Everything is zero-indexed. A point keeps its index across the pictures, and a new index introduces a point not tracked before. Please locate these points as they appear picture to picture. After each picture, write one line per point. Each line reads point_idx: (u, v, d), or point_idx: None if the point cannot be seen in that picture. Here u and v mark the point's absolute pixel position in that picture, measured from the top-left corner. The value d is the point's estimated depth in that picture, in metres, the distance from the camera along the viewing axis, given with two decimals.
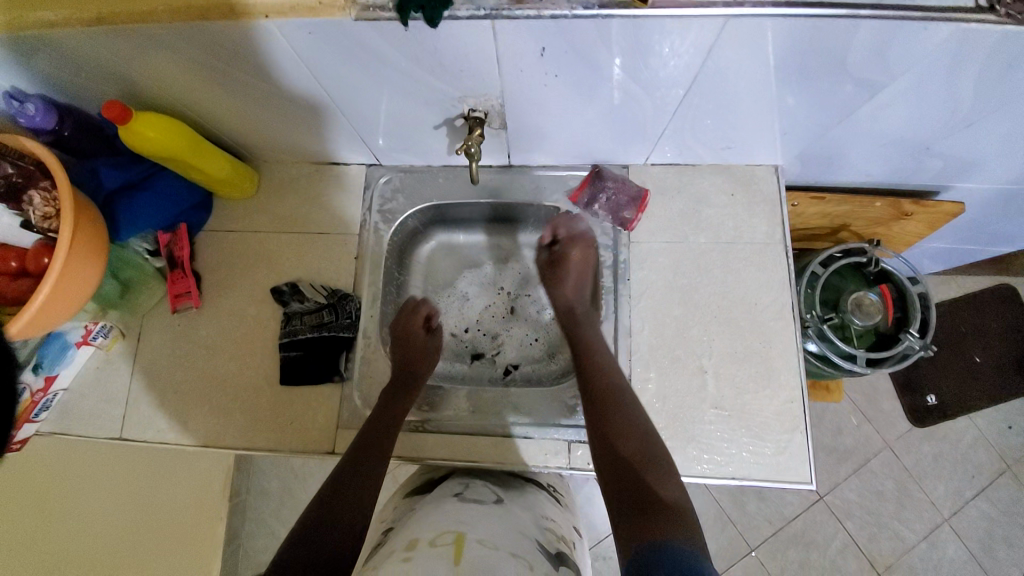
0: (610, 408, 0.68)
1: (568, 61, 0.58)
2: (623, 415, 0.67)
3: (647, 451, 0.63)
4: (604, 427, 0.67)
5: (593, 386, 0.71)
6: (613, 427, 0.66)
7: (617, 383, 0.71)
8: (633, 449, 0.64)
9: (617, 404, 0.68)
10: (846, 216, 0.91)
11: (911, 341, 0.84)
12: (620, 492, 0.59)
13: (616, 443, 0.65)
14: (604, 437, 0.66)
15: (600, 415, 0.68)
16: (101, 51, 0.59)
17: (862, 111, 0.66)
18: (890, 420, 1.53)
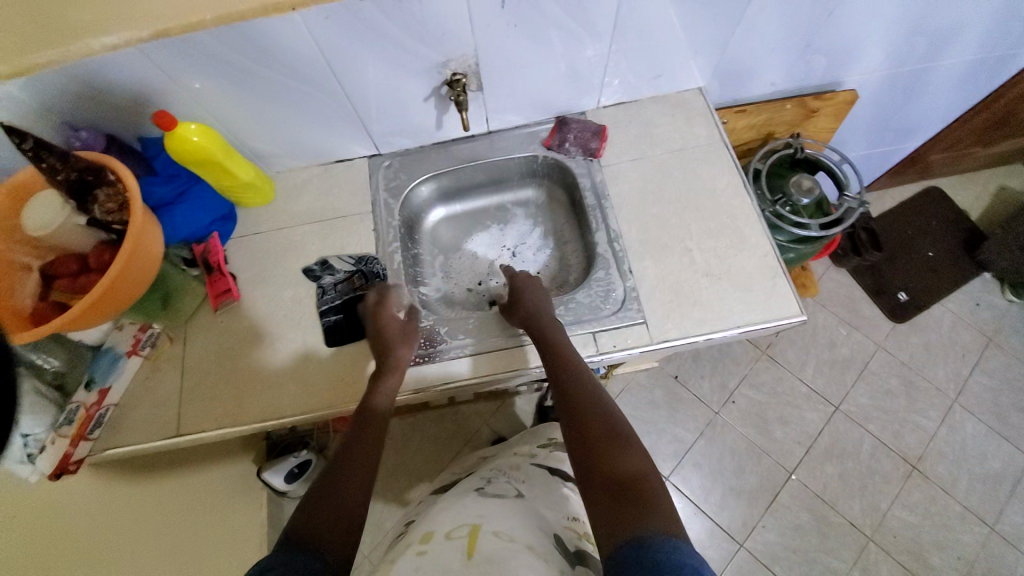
0: (580, 403, 0.73)
1: (523, 11, 0.75)
2: (593, 409, 0.72)
3: (619, 438, 0.67)
4: (575, 427, 0.70)
5: (561, 388, 0.75)
6: (584, 421, 0.70)
7: (583, 380, 0.75)
8: (606, 438, 0.67)
9: (585, 401, 0.73)
10: (768, 122, 1.10)
11: (849, 201, 1.01)
12: (593, 487, 0.62)
13: (589, 436, 0.68)
14: (577, 430, 0.70)
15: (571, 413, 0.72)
16: (151, 66, 0.73)
17: (749, 17, 0.85)
18: (874, 323, 1.65)
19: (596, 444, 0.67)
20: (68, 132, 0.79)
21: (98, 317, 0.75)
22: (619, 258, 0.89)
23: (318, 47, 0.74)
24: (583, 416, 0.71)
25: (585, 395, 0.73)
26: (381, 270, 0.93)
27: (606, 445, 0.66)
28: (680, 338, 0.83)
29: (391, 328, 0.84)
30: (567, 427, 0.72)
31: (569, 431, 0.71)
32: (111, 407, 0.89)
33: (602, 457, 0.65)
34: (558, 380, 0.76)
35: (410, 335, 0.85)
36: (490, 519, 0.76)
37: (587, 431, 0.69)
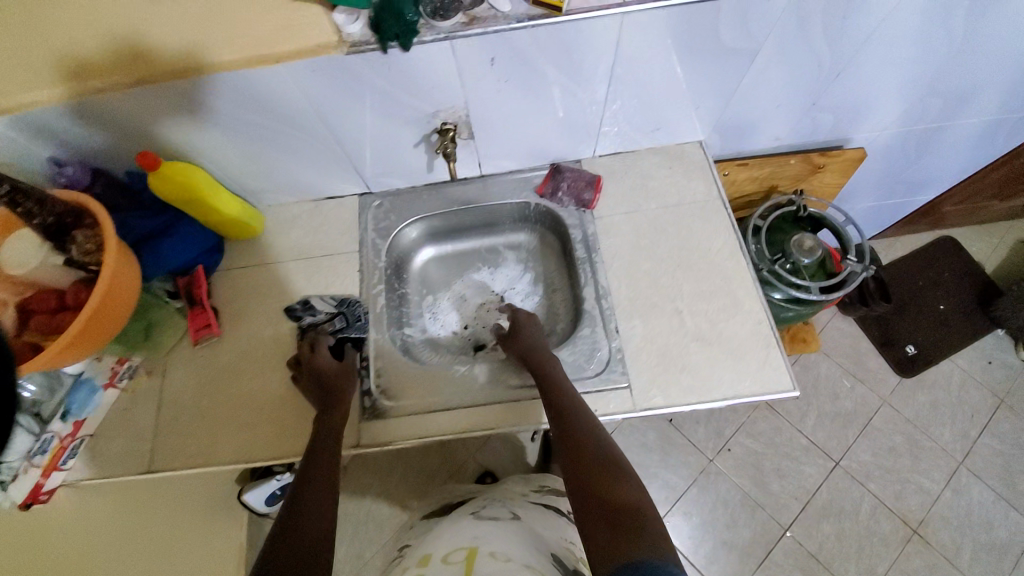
0: (575, 429, 0.73)
1: (515, 67, 0.73)
2: (588, 435, 0.72)
3: (613, 466, 0.69)
4: (571, 455, 0.71)
5: (556, 414, 0.75)
6: (580, 448, 0.71)
7: (579, 405, 0.76)
8: (602, 467, 0.69)
9: (581, 427, 0.73)
10: (772, 177, 1.07)
11: (852, 265, 0.98)
12: (589, 515, 0.64)
13: (584, 466, 0.70)
14: (573, 458, 0.71)
15: (566, 440, 0.73)
16: (136, 110, 0.73)
17: (750, 77, 0.83)
18: (880, 377, 1.59)
19: (591, 473, 0.68)
20: (54, 168, 0.79)
21: (71, 359, 0.73)
22: (606, 317, 0.86)
23: (307, 96, 0.74)
24: (580, 444, 0.72)
25: (581, 421, 0.74)
26: (364, 313, 0.91)
27: (602, 475, 0.68)
28: (664, 406, 0.79)
29: (330, 369, 0.82)
30: (563, 453, 0.73)
31: (566, 458, 0.72)
32: (86, 438, 0.87)
33: (597, 486, 0.67)
34: (555, 404, 0.76)
35: (349, 374, 0.84)
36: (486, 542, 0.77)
37: (584, 458, 0.70)
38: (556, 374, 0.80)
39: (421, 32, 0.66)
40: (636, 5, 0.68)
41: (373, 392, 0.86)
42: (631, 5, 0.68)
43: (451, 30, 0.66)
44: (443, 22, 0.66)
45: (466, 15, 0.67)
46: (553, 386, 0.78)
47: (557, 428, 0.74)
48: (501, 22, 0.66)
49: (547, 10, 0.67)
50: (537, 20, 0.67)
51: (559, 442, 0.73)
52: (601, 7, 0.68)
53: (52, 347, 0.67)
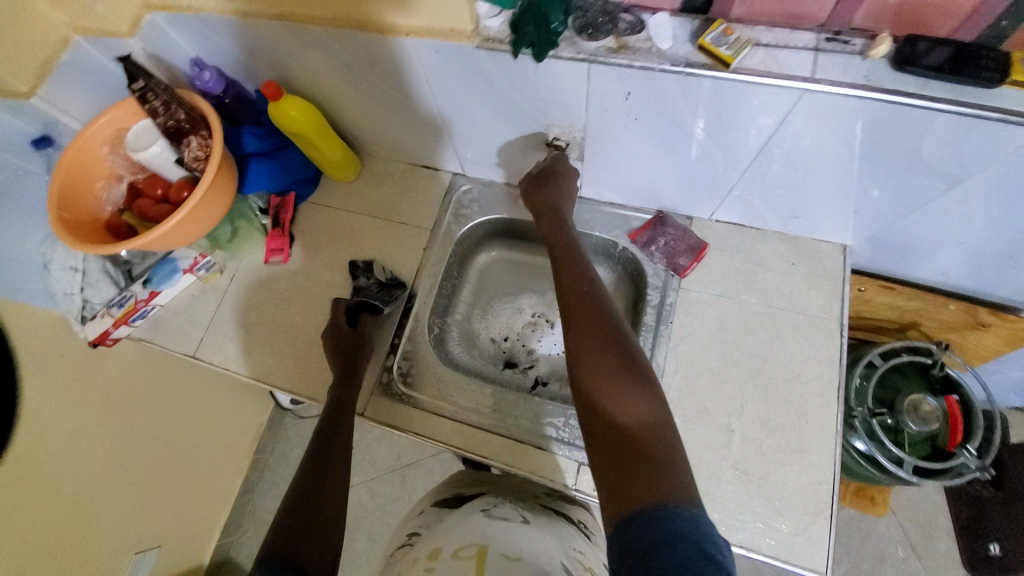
0: (591, 329, 0.62)
1: (650, 109, 0.63)
2: (604, 336, 0.61)
3: (633, 371, 0.59)
4: (582, 356, 0.61)
5: (573, 311, 0.65)
6: (593, 350, 0.60)
7: (600, 302, 0.65)
8: (619, 369, 0.59)
9: (600, 326, 0.62)
10: (917, 313, 0.88)
11: (968, 457, 0.79)
12: (601, 436, 0.55)
13: (596, 373, 0.59)
14: (583, 360, 0.60)
15: (580, 339, 0.62)
16: (272, 40, 0.75)
17: (942, 203, 0.65)
18: (941, 562, 1.28)
19: (601, 381, 0.58)
20: (194, 69, 0.84)
21: (165, 249, 0.81)
22: None
23: (425, 71, 0.71)
24: (593, 342, 0.61)
25: (600, 322, 0.63)
26: (409, 293, 0.91)
27: (618, 384, 0.57)
28: None
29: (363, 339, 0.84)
30: (572, 356, 0.62)
31: (576, 360, 0.61)
32: (157, 307, 0.95)
33: (610, 397, 0.57)
34: (569, 304, 0.65)
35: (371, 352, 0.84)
36: (502, 541, 0.59)
37: (598, 358, 0.60)
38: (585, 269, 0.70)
39: (561, 45, 0.58)
40: (824, 85, 0.54)
41: (393, 370, 0.86)
42: (819, 83, 0.54)
43: (594, 53, 0.58)
44: (589, 42, 0.58)
45: (616, 39, 0.58)
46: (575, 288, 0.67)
47: (571, 325, 0.64)
48: (652, 60, 0.56)
49: (711, 58, 0.55)
50: (696, 69, 0.56)
51: (571, 339, 0.62)
52: (781, 75, 0.54)
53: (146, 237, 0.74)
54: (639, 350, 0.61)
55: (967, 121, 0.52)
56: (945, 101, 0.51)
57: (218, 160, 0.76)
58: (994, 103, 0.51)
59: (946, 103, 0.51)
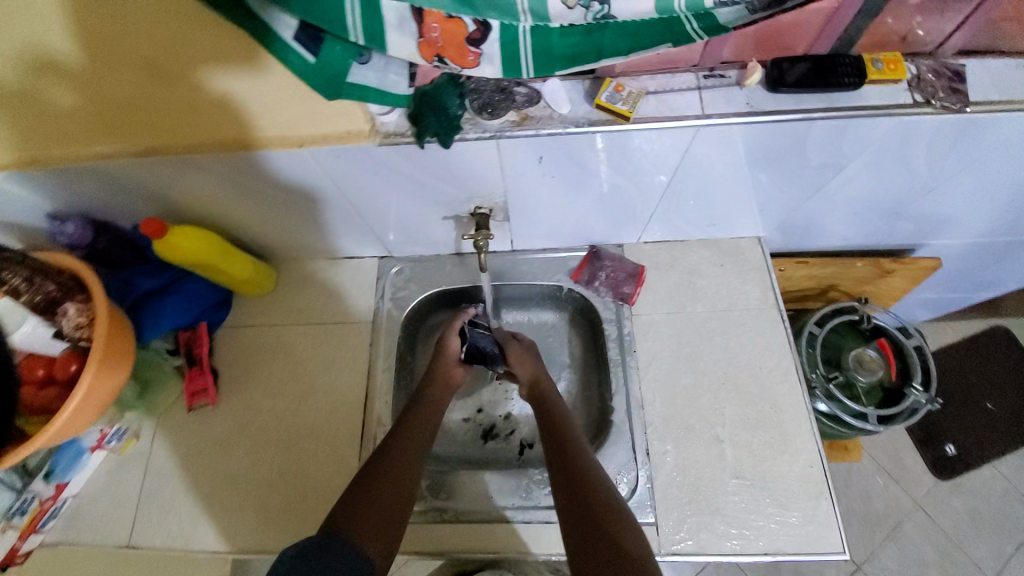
0: (574, 460, 0.66)
1: (564, 165, 0.65)
2: (587, 473, 0.64)
3: (612, 503, 0.61)
4: (568, 486, 0.63)
5: (550, 445, 0.69)
6: (582, 483, 0.63)
7: (574, 438, 0.69)
8: (600, 500, 0.61)
9: (579, 460, 0.66)
10: (832, 277, 0.96)
11: (917, 395, 0.88)
12: (589, 559, 0.57)
13: (585, 506, 0.61)
14: (569, 490, 0.63)
15: (566, 477, 0.64)
16: (144, 176, 0.67)
17: (830, 187, 0.73)
18: (915, 478, 1.40)
19: (592, 520, 0.59)
20: (52, 224, 0.74)
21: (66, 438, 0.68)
22: (635, 435, 0.77)
23: (326, 174, 0.67)
24: (578, 470, 0.64)
25: (580, 455, 0.66)
26: (365, 397, 0.83)
27: (602, 519, 0.60)
28: (692, 553, 0.70)
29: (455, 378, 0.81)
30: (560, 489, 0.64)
31: (562, 491, 0.64)
32: (70, 498, 0.79)
33: (599, 528, 0.59)
34: (550, 435, 0.69)
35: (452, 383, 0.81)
36: None
37: (581, 491, 0.62)
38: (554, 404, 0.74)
39: (464, 127, 0.58)
40: (715, 118, 0.58)
41: None
42: (710, 117, 0.58)
43: (499, 128, 0.58)
44: (490, 120, 0.58)
45: (518, 113, 0.59)
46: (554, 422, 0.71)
47: (555, 453, 0.67)
48: (556, 125, 0.58)
49: (609, 113, 0.58)
50: (598, 125, 0.58)
51: (557, 477, 0.65)
52: (677, 116, 0.58)
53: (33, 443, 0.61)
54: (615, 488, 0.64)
55: (841, 122, 0.59)
56: (820, 111, 0.58)
57: (106, 326, 0.67)
58: (860, 103, 0.58)
59: (820, 112, 0.58)
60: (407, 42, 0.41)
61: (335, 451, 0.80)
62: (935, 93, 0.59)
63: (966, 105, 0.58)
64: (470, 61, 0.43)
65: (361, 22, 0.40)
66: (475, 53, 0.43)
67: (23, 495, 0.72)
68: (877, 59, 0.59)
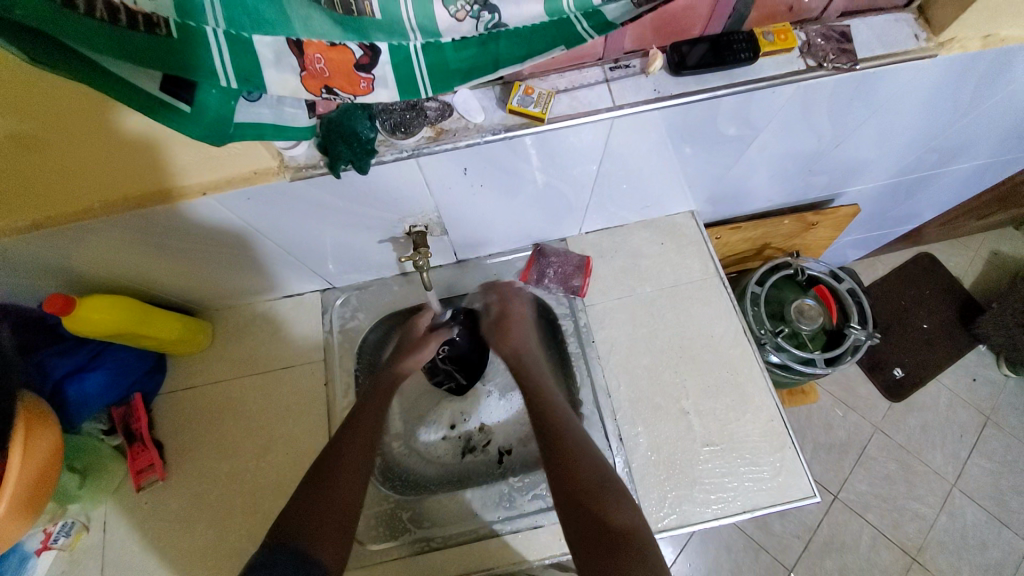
0: (563, 440, 0.67)
1: (490, 172, 0.64)
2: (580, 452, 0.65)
3: (602, 474, 0.64)
4: (563, 467, 0.65)
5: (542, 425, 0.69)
6: (572, 464, 0.64)
7: (562, 416, 0.70)
8: (593, 472, 0.64)
9: (569, 439, 0.67)
10: (764, 236, 1.01)
11: (856, 332, 0.95)
12: (582, 534, 0.59)
13: (577, 482, 0.63)
14: (563, 470, 0.64)
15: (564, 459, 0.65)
16: (35, 252, 0.61)
17: (749, 154, 0.77)
18: (870, 404, 1.50)
19: (587, 493, 0.62)
20: None
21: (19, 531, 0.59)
22: (606, 422, 0.79)
23: (241, 219, 0.64)
24: (568, 450, 0.66)
25: (571, 434, 0.67)
26: (328, 439, 0.80)
27: (595, 495, 0.62)
28: (677, 526, 0.73)
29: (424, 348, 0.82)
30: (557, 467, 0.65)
31: (556, 473, 0.65)
32: None
33: (593, 505, 0.61)
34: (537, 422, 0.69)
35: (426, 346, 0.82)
36: None
37: (575, 469, 0.64)
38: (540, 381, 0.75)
39: (379, 150, 0.56)
40: (629, 107, 0.59)
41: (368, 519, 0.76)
42: (624, 107, 0.59)
43: (415, 147, 0.57)
44: (406, 139, 0.56)
45: (432, 128, 0.57)
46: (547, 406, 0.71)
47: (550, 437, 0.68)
48: (473, 135, 0.57)
49: (524, 118, 0.58)
50: (516, 130, 0.58)
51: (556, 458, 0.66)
52: (591, 111, 0.59)
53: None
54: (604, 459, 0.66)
55: (746, 94, 0.62)
56: (723, 87, 0.61)
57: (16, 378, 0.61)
58: (758, 75, 0.62)
59: (726, 89, 0.61)
60: (289, 77, 0.39)
61: None
62: (827, 56, 0.62)
63: (854, 64, 0.62)
64: (363, 87, 0.42)
65: (231, 63, 0.36)
66: (367, 78, 0.41)
67: None
68: (768, 32, 0.62)
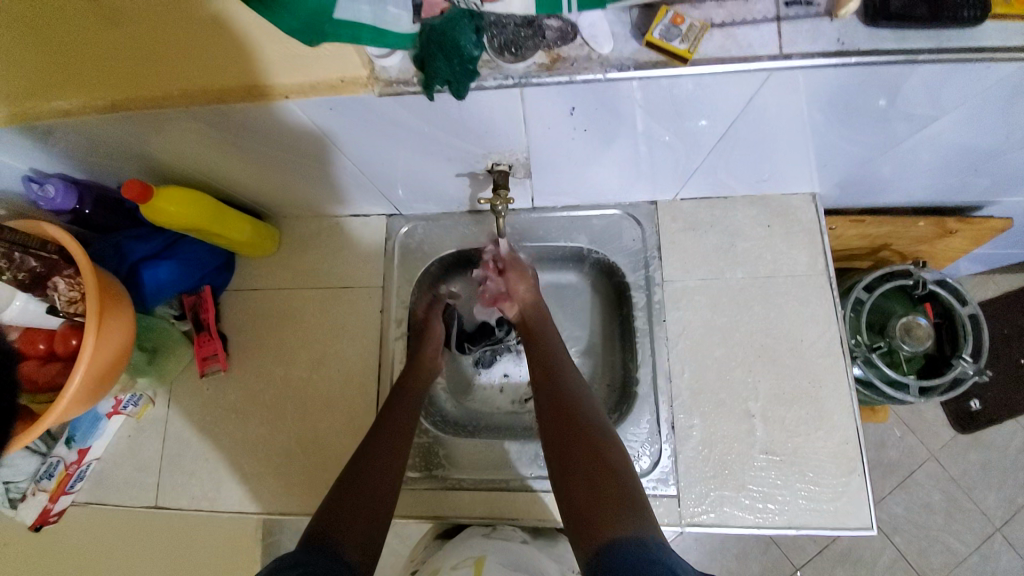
0: (557, 382, 0.69)
1: (599, 116, 0.55)
2: (571, 397, 0.67)
3: (597, 433, 0.63)
4: (554, 427, 0.65)
5: (541, 387, 0.69)
6: (565, 403, 0.66)
7: (557, 363, 0.71)
8: (588, 433, 0.62)
9: (563, 396, 0.67)
10: (887, 237, 0.86)
11: (965, 366, 0.82)
12: (567, 471, 0.60)
13: (572, 420, 0.64)
14: (553, 428, 0.64)
15: (552, 404, 0.67)
16: (117, 133, 0.58)
17: (914, 140, 0.62)
18: (933, 429, 1.32)
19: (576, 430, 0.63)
20: (30, 186, 0.66)
21: (92, 400, 0.65)
22: (660, 407, 0.74)
23: (319, 127, 0.58)
24: (566, 411, 0.65)
25: (564, 379, 0.69)
26: (378, 366, 0.80)
27: (587, 436, 0.62)
28: (713, 525, 0.69)
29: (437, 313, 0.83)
30: (545, 409, 0.67)
31: (547, 422, 0.66)
32: (93, 462, 0.80)
33: (584, 441, 0.62)
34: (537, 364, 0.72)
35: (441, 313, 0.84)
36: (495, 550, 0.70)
37: (570, 429, 0.63)
38: (548, 337, 0.75)
39: (482, 73, 0.48)
40: (795, 58, 0.48)
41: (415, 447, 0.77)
42: (789, 58, 0.48)
43: (524, 74, 0.48)
44: (514, 63, 0.48)
45: (547, 53, 0.48)
46: (543, 369, 0.71)
47: (545, 391, 0.68)
48: (594, 69, 0.48)
49: (662, 54, 0.48)
50: (645, 70, 0.48)
51: (545, 402, 0.67)
52: (746, 57, 0.48)
53: (66, 392, 0.59)
54: (595, 409, 0.66)
55: (947, 67, 0.48)
56: (926, 51, 0.47)
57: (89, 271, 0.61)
58: (976, 45, 0.47)
59: (927, 54, 0.47)
60: None
61: (351, 420, 0.78)
62: None
63: None
64: None
65: None
66: None
67: (49, 459, 0.73)
68: None
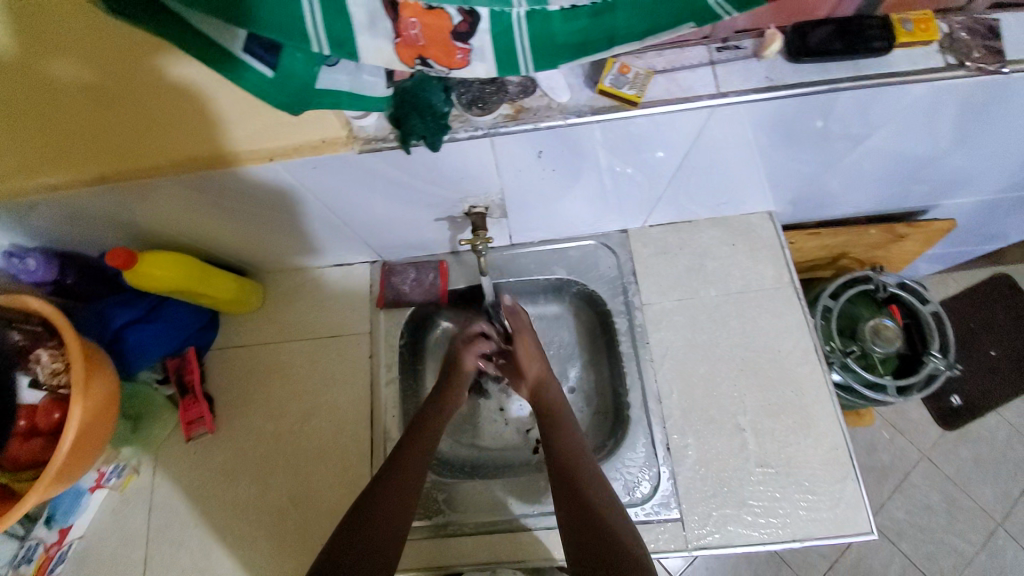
0: (571, 466, 0.66)
1: (565, 157, 0.60)
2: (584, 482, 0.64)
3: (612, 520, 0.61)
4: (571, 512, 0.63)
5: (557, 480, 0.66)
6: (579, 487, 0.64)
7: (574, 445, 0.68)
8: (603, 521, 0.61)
9: (577, 480, 0.64)
10: (844, 246, 0.92)
11: (935, 361, 0.86)
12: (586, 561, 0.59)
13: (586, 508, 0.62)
14: (574, 522, 0.62)
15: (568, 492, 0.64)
16: (102, 204, 0.61)
17: (852, 156, 0.68)
18: (921, 429, 1.34)
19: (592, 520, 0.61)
20: (10, 261, 0.67)
21: (75, 474, 0.63)
22: (655, 428, 0.75)
23: (300, 186, 0.62)
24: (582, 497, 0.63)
25: (581, 463, 0.66)
26: (369, 412, 0.80)
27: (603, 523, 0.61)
28: (721, 546, 0.69)
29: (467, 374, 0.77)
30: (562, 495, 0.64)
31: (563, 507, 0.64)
32: (75, 541, 0.75)
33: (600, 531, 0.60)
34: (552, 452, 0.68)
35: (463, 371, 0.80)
36: None
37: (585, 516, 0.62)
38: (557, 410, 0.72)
39: (452, 126, 0.53)
40: (731, 96, 0.53)
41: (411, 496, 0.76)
42: (726, 95, 0.53)
43: (491, 126, 0.53)
44: (482, 116, 0.53)
45: (511, 105, 0.53)
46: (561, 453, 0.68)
47: (556, 471, 0.66)
48: (556, 116, 0.53)
49: (615, 99, 0.53)
50: (602, 113, 0.53)
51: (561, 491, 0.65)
52: (690, 97, 0.53)
53: (52, 465, 0.57)
54: (618, 505, 0.64)
55: (867, 92, 0.54)
56: (848, 80, 0.53)
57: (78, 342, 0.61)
58: (887, 71, 0.54)
59: (847, 83, 0.53)
60: (384, 45, 0.39)
61: (345, 470, 0.77)
62: (970, 53, 0.54)
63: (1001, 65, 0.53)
64: (459, 59, 0.41)
65: (325, 30, 0.37)
66: (464, 49, 0.40)
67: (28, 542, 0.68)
68: (906, 19, 0.54)
